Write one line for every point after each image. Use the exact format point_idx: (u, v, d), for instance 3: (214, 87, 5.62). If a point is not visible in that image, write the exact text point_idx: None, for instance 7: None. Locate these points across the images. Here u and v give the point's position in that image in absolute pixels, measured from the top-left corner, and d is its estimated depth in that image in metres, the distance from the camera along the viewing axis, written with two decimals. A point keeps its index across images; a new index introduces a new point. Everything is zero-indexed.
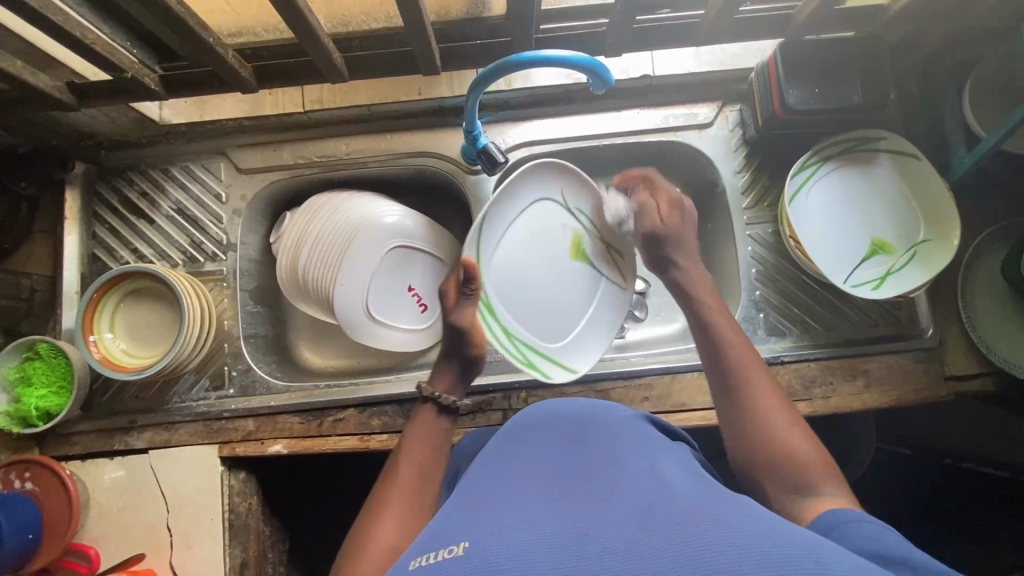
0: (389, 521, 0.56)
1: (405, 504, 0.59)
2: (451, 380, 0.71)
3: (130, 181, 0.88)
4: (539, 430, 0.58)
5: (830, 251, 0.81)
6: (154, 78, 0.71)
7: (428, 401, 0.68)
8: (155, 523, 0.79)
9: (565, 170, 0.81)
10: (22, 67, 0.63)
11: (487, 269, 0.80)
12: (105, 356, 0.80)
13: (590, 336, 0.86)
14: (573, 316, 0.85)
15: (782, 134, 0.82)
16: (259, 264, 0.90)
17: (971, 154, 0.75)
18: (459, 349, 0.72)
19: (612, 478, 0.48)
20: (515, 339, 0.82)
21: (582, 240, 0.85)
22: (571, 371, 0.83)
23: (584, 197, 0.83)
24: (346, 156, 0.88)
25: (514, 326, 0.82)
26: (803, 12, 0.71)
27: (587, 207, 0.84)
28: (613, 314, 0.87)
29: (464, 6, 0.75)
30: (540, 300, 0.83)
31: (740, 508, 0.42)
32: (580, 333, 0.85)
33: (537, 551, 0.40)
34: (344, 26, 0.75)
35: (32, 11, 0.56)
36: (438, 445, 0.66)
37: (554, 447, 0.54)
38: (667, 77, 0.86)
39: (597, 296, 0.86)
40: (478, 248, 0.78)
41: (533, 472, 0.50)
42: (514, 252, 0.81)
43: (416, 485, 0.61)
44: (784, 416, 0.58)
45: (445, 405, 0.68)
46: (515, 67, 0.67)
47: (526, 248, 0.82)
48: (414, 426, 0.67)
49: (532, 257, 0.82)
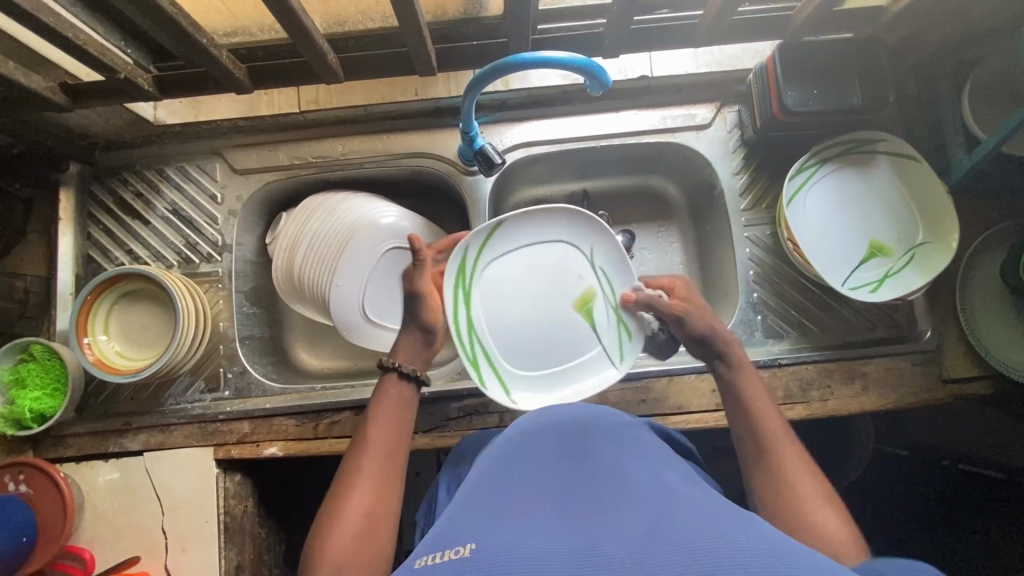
0: (359, 491, 0.57)
1: (375, 477, 0.58)
2: (414, 349, 0.69)
3: (124, 182, 0.88)
4: (540, 438, 0.59)
5: (828, 253, 0.80)
6: (147, 79, 0.70)
7: (388, 370, 0.66)
8: (150, 526, 0.79)
9: (601, 230, 0.77)
10: (14, 69, 0.63)
11: (478, 272, 0.76)
12: (99, 358, 0.79)
13: (550, 383, 0.78)
14: (546, 356, 0.78)
15: (780, 136, 0.82)
16: (255, 265, 0.90)
17: (970, 157, 0.74)
18: (416, 314, 0.70)
19: (616, 488, 0.48)
20: (474, 337, 0.76)
21: (592, 301, 0.78)
22: (506, 395, 0.76)
23: (613, 262, 0.78)
24: (342, 156, 0.87)
25: (480, 325, 0.76)
26: (802, 14, 0.70)
27: (613, 273, 0.78)
28: (590, 388, 0.77)
29: (461, 6, 0.75)
30: (522, 329, 0.78)
31: (745, 520, 0.42)
32: (544, 374, 0.78)
33: (546, 558, 0.39)
34: (340, 26, 0.75)
35: (23, 12, 0.55)
36: (403, 411, 0.64)
37: (557, 458, 0.54)
38: (665, 78, 0.85)
39: (582, 356, 0.78)
40: (478, 245, 0.75)
41: (538, 481, 0.50)
42: (513, 269, 0.78)
43: (385, 457, 0.60)
44: (812, 487, 0.55)
45: (406, 374, 0.65)
46: (511, 68, 0.66)
47: (533, 280, 0.78)
48: (380, 395, 0.65)
49: (533, 284, 0.78)
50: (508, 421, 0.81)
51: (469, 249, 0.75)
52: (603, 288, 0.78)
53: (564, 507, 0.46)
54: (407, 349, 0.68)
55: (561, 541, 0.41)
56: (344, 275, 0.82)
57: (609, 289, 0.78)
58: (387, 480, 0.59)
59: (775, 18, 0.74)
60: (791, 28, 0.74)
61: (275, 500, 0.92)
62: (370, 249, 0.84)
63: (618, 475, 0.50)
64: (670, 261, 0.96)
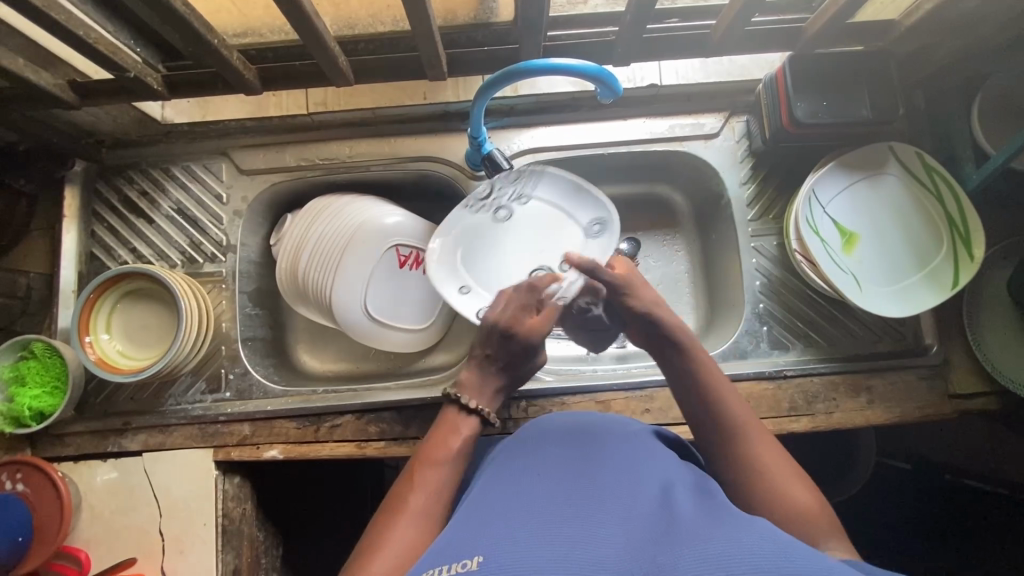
0: (402, 526, 0.52)
1: (421, 510, 0.54)
2: (477, 383, 0.65)
3: (129, 180, 0.87)
4: (542, 443, 0.58)
5: (863, 255, 0.80)
6: (156, 78, 0.70)
7: (450, 402, 0.64)
8: (148, 528, 0.78)
9: (935, 274, 0.77)
10: (24, 65, 0.63)
11: (918, 202, 0.80)
12: (100, 357, 0.79)
13: (817, 179, 0.80)
14: (829, 187, 0.80)
15: (790, 148, 0.81)
16: (259, 266, 0.89)
17: (980, 172, 0.75)
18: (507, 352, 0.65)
19: (622, 493, 0.47)
20: (857, 190, 0.81)
21: (855, 250, 0.80)
22: (811, 191, 0.79)
23: (886, 277, 0.79)
24: (350, 159, 0.87)
25: (876, 217, 0.80)
26: (815, 26, 0.70)
27: (874, 281, 0.79)
28: (802, 213, 0.78)
29: (472, 12, 0.75)
30: (860, 206, 0.80)
31: (753, 525, 0.42)
32: (819, 178, 0.80)
33: (554, 569, 0.39)
34: (350, 28, 0.75)
35: (36, 10, 0.55)
36: (463, 446, 0.61)
37: (558, 460, 0.54)
38: (674, 88, 0.85)
39: (827, 237, 0.80)
40: (941, 192, 0.78)
41: (541, 485, 0.50)
42: (908, 209, 0.80)
43: (436, 490, 0.56)
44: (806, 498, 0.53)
45: (473, 409, 0.63)
46: (523, 74, 0.66)
47: (884, 205, 0.80)
48: (443, 427, 0.62)
49: (885, 214, 0.80)
50: (510, 427, 0.80)
51: (952, 187, 0.78)
52: (860, 267, 0.79)
53: (569, 513, 0.45)
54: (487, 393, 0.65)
55: (568, 549, 0.41)
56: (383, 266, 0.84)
57: (859, 273, 0.79)
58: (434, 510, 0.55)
59: (785, 30, 0.74)
60: (802, 39, 0.74)
61: (272, 503, 0.91)
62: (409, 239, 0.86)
63: (622, 479, 0.49)
64: (675, 270, 0.96)
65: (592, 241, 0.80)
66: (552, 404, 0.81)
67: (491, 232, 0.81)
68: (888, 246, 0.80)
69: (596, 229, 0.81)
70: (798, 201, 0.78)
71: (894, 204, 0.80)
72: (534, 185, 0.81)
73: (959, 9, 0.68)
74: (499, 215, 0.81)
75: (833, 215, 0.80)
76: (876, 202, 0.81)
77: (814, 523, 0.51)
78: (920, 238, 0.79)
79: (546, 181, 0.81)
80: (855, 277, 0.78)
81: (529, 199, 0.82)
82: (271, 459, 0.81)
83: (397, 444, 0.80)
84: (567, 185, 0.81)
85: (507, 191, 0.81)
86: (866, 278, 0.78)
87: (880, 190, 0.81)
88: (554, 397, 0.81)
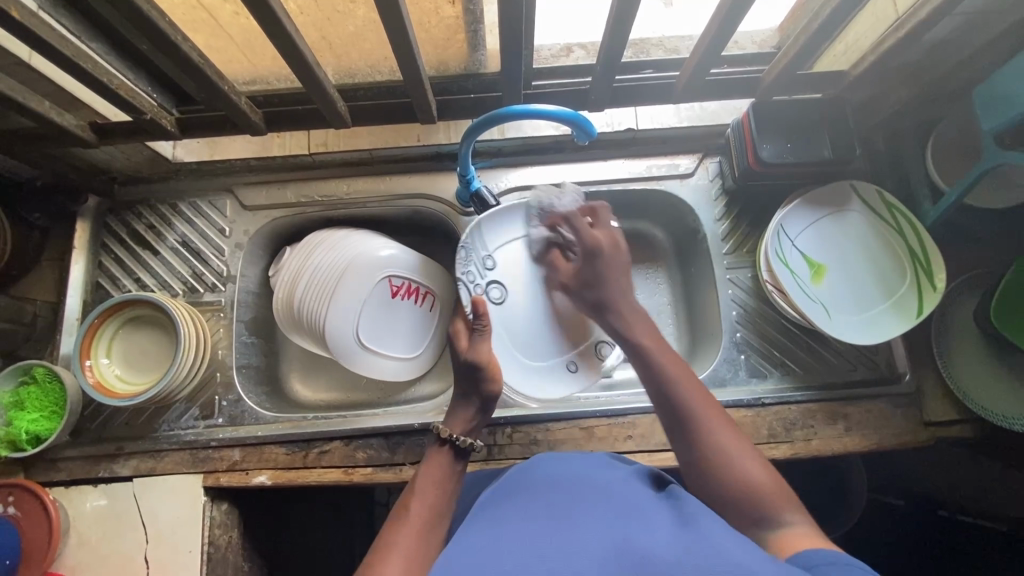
0: (393, 562, 0.52)
1: (411, 546, 0.55)
2: (466, 420, 0.69)
3: (139, 214, 0.92)
4: (539, 481, 0.57)
5: (831, 287, 0.84)
6: (170, 120, 0.76)
7: (446, 443, 0.66)
8: (133, 554, 0.79)
9: (901, 306, 0.81)
10: (50, 108, 0.68)
11: (882, 236, 0.84)
12: (98, 381, 0.81)
13: (792, 218, 0.85)
14: (799, 219, 0.85)
15: (758, 186, 0.87)
16: (258, 297, 0.94)
17: (936, 208, 0.80)
18: (477, 388, 0.71)
19: (604, 518, 0.48)
20: (822, 223, 0.86)
21: (821, 276, 0.84)
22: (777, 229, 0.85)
23: (849, 308, 0.82)
24: (347, 196, 0.93)
25: (843, 250, 0.85)
26: (771, 75, 0.77)
27: (841, 310, 0.82)
28: (768, 240, 0.83)
29: (463, 63, 0.82)
30: (835, 241, 0.85)
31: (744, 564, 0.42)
32: (789, 213, 0.85)
33: None
34: (351, 77, 0.82)
35: (67, 60, 0.61)
36: (445, 480, 0.63)
37: (543, 497, 0.53)
38: (650, 131, 0.91)
39: (801, 270, 0.84)
40: (903, 227, 0.83)
41: (527, 515, 0.50)
42: (870, 242, 0.85)
43: (427, 525, 0.57)
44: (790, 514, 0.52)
45: (462, 449, 0.66)
46: (503, 118, 0.72)
47: (850, 241, 0.85)
48: (425, 466, 0.65)
49: (851, 247, 0.85)
50: (495, 454, 0.82)
51: (915, 227, 0.82)
52: (826, 297, 0.83)
53: (558, 541, 0.45)
54: (456, 421, 0.69)
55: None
56: (371, 307, 0.88)
57: (826, 303, 0.82)
58: (424, 548, 0.55)
59: (748, 79, 0.81)
60: (761, 87, 0.81)
61: (259, 533, 0.91)
62: (393, 271, 0.89)
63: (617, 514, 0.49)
64: (658, 301, 0.99)
65: None
66: (538, 430, 0.83)
67: (500, 318, 0.84)
68: (854, 278, 0.84)
69: None
70: (770, 233, 0.84)
71: (860, 239, 0.85)
72: (481, 246, 0.83)
73: (903, 61, 0.75)
74: (495, 294, 0.84)
75: (803, 249, 0.85)
76: (843, 238, 0.85)
77: (777, 500, 0.53)
78: (884, 270, 0.83)
79: (485, 233, 0.83)
80: (824, 306, 0.82)
81: (491, 258, 0.84)
82: (259, 485, 0.82)
83: (384, 470, 0.81)
84: (504, 228, 0.85)
85: (475, 270, 0.83)
86: (835, 309, 0.82)
87: (843, 225, 0.85)
88: (540, 424, 0.83)
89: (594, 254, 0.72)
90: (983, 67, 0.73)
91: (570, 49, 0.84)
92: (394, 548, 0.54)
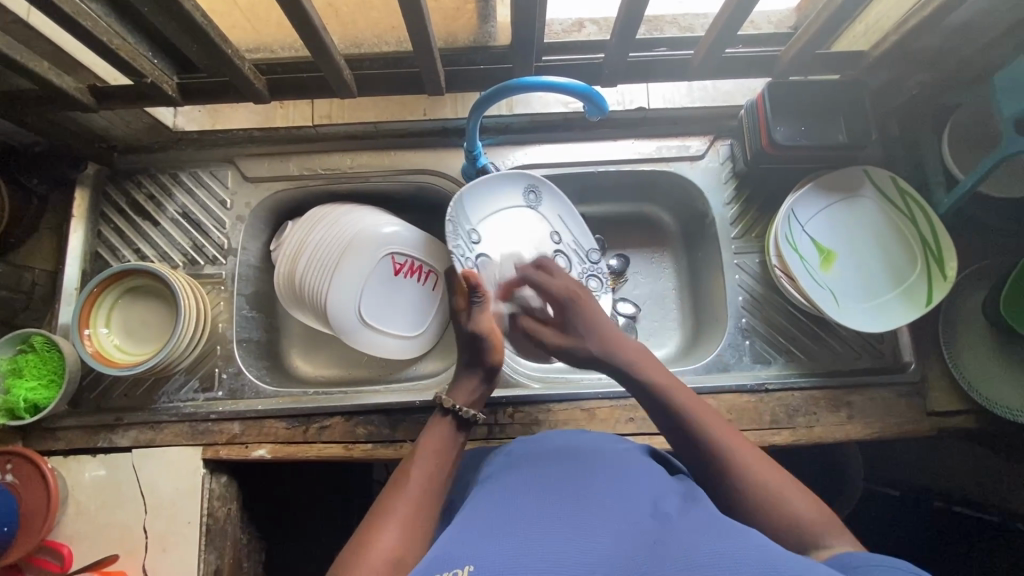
0: (389, 529, 0.52)
1: (407, 511, 0.54)
2: (471, 390, 0.68)
3: (139, 184, 0.91)
4: (539, 457, 0.57)
5: (840, 274, 0.83)
6: (171, 85, 0.75)
7: (448, 413, 0.65)
8: (132, 523, 0.79)
9: (911, 293, 0.80)
10: (48, 68, 0.67)
11: (892, 224, 0.83)
12: (97, 350, 0.80)
13: (804, 204, 0.84)
14: (810, 208, 0.84)
15: (769, 169, 0.85)
16: (258, 271, 0.92)
17: (951, 196, 0.79)
18: (480, 358, 0.68)
19: (604, 494, 0.48)
20: (833, 211, 0.84)
21: (830, 265, 0.83)
22: (787, 215, 0.83)
23: (858, 295, 0.81)
24: (351, 169, 0.91)
25: (854, 235, 0.84)
26: (789, 54, 0.75)
27: (849, 297, 0.81)
28: (780, 225, 0.82)
29: (472, 36, 0.81)
30: (844, 230, 0.84)
31: (769, 562, 0.37)
32: (802, 199, 0.84)
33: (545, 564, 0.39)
34: (357, 47, 0.80)
35: (66, 17, 0.59)
36: (446, 446, 0.63)
37: (559, 476, 0.52)
38: (661, 111, 0.90)
39: (810, 258, 0.83)
40: (915, 215, 0.82)
41: (528, 492, 0.50)
42: (880, 229, 0.84)
43: (424, 490, 0.57)
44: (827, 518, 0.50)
45: (465, 418, 0.65)
46: (512, 90, 0.70)
47: (861, 227, 0.84)
48: (425, 433, 0.64)
49: (861, 233, 0.84)
50: (496, 433, 0.81)
51: (927, 213, 0.81)
52: (833, 283, 0.82)
53: (558, 516, 0.45)
54: (463, 391, 0.68)
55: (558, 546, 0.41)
56: (372, 282, 0.86)
57: (833, 289, 0.82)
58: (419, 512, 0.55)
59: (764, 58, 0.79)
60: (778, 66, 0.79)
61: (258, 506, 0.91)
62: (396, 248, 0.88)
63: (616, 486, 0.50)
64: (663, 287, 0.99)
65: (541, 207, 0.86)
66: (539, 411, 0.82)
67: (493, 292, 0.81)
68: (863, 264, 0.83)
69: (535, 197, 0.85)
70: (781, 218, 0.82)
71: (872, 226, 0.84)
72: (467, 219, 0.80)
73: (925, 43, 0.73)
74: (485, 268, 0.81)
75: (812, 236, 0.84)
76: (853, 225, 0.84)
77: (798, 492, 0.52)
78: (894, 256, 0.83)
79: (469, 206, 0.81)
80: (831, 293, 0.81)
81: (476, 232, 0.81)
82: (258, 459, 0.81)
83: (384, 447, 0.81)
84: (484, 204, 0.83)
85: (464, 243, 0.79)
86: (843, 296, 0.81)
87: (852, 212, 0.84)
88: (541, 405, 0.83)
89: (567, 304, 0.71)
90: (1006, 52, 0.71)
91: (582, 24, 0.82)
92: (392, 513, 0.54)
